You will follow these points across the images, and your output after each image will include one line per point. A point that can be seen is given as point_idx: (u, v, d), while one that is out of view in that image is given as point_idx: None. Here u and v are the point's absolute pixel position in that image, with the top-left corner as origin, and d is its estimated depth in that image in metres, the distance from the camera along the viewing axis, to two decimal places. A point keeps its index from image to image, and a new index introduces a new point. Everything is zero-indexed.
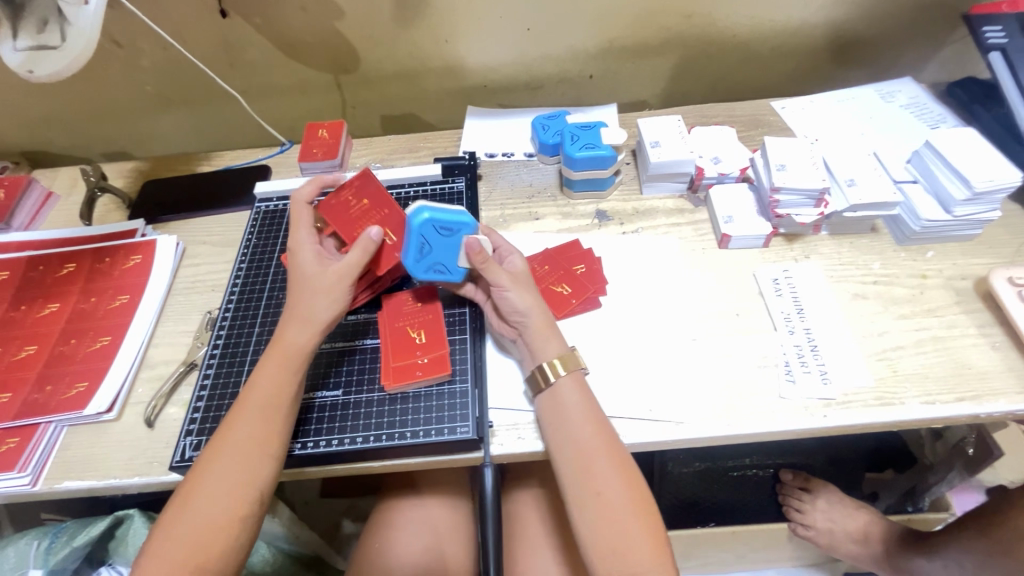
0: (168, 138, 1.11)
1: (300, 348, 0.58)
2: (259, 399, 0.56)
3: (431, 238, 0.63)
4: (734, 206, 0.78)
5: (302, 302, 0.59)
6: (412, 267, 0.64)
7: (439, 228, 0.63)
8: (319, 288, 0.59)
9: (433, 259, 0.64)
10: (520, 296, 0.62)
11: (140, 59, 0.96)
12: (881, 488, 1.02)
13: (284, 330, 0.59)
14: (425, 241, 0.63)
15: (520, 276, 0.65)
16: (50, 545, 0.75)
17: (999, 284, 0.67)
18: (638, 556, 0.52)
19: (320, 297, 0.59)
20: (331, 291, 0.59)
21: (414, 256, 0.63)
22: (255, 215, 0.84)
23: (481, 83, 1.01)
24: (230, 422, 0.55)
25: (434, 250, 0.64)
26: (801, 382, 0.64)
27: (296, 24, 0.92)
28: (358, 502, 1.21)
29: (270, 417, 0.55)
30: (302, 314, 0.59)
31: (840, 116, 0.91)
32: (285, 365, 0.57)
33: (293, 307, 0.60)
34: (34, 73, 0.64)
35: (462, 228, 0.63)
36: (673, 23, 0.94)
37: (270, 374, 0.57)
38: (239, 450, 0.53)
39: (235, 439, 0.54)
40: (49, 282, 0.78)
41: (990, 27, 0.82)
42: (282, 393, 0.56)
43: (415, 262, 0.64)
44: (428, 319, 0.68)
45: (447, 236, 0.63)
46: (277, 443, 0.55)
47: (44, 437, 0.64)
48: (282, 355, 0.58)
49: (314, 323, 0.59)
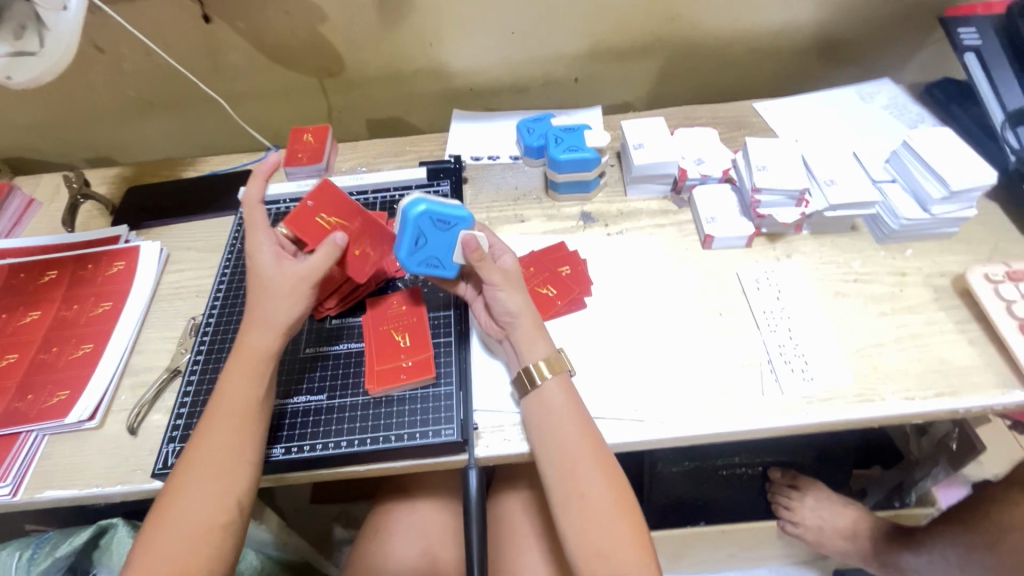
0: (153, 144, 1.10)
1: (267, 349, 0.58)
2: (229, 405, 0.55)
3: (427, 231, 0.62)
4: (717, 206, 0.79)
5: (260, 302, 0.59)
6: (404, 260, 0.62)
7: (435, 221, 0.62)
8: (282, 291, 0.59)
9: (427, 254, 0.63)
10: (511, 297, 0.63)
11: (122, 63, 0.95)
12: (869, 484, 1.05)
13: (246, 336, 0.58)
14: (421, 233, 0.62)
15: (513, 275, 0.65)
16: (32, 556, 0.74)
17: (976, 281, 0.68)
18: (621, 556, 0.53)
19: (280, 299, 0.59)
20: (288, 294, 0.59)
21: (408, 250, 0.62)
22: (240, 219, 0.83)
23: (465, 85, 1.01)
24: (202, 431, 0.55)
25: (428, 244, 0.63)
26: (784, 379, 0.64)
27: (279, 29, 0.92)
28: (351, 508, 1.20)
29: (244, 422, 0.55)
30: (266, 317, 0.59)
31: (821, 116, 0.92)
32: (251, 369, 0.57)
33: (254, 310, 0.59)
34: (12, 79, 0.64)
35: (459, 222, 0.63)
36: (655, 25, 0.94)
37: (238, 380, 0.57)
38: (219, 458, 0.53)
39: (211, 446, 0.53)
40: (31, 289, 0.77)
41: (965, 29, 0.84)
42: (251, 397, 0.56)
43: (409, 254, 0.62)
44: (413, 323, 0.68)
45: (442, 229, 0.63)
46: (251, 447, 0.55)
47: (26, 446, 0.63)
48: (249, 359, 0.57)
49: (276, 324, 0.59)
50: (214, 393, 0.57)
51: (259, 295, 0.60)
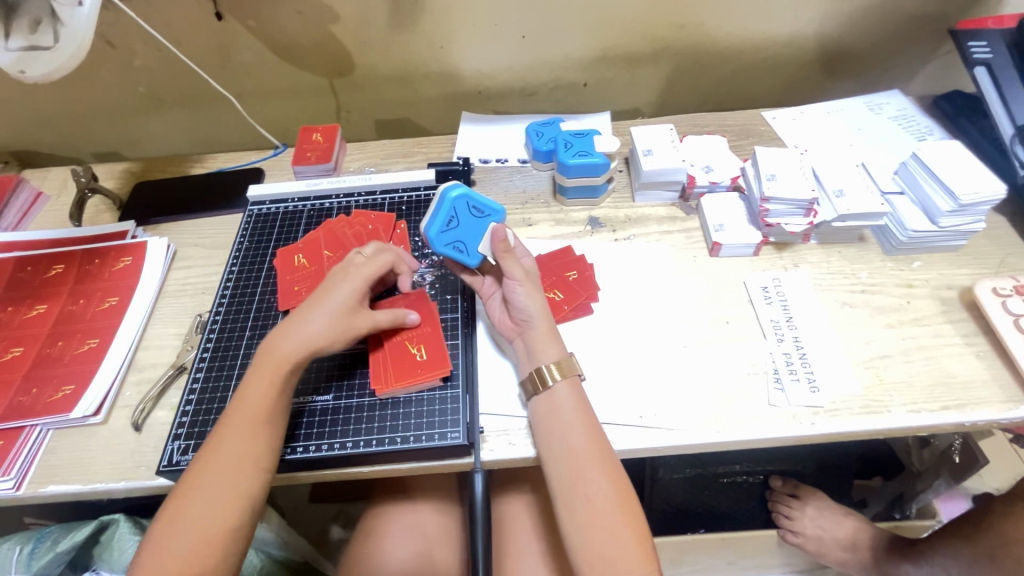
0: (161, 139, 1.10)
1: (289, 359, 0.58)
2: (249, 410, 0.55)
3: (461, 214, 0.65)
4: (725, 214, 0.79)
5: (317, 315, 0.60)
6: (433, 237, 0.64)
7: (472, 208, 0.66)
8: (339, 318, 0.61)
9: (456, 235, 0.65)
10: (530, 295, 0.63)
11: (134, 60, 0.95)
12: (869, 495, 1.04)
13: (274, 341, 0.59)
14: (455, 215, 0.65)
15: (533, 276, 0.66)
16: (33, 549, 0.74)
17: (983, 294, 0.68)
18: (626, 564, 0.53)
19: (330, 323, 0.60)
20: (336, 319, 0.61)
21: (440, 226, 0.64)
22: (249, 217, 0.84)
23: (475, 88, 1.01)
24: (218, 433, 0.55)
25: (459, 226, 0.65)
26: (791, 390, 0.64)
27: (291, 28, 0.92)
28: (348, 507, 1.20)
29: (259, 427, 0.55)
30: (304, 327, 0.59)
31: (829, 126, 0.93)
32: (273, 376, 0.57)
33: (298, 321, 0.60)
34: (26, 73, 0.65)
35: (491, 214, 0.66)
36: (665, 33, 0.95)
37: (256, 386, 0.57)
38: (231, 461, 0.53)
39: (224, 449, 0.54)
40: (37, 283, 0.77)
41: (975, 42, 0.84)
42: (272, 404, 0.56)
43: (438, 232, 0.65)
44: (427, 333, 0.67)
45: (476, 217, 0.66)
46: (265, 452, 0.55)
47: (30, 440, 0.63)
48: (271, 366, 0.58)
49: (308, 343, 0.59)
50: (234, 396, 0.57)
51: (310, 306, 0.61)
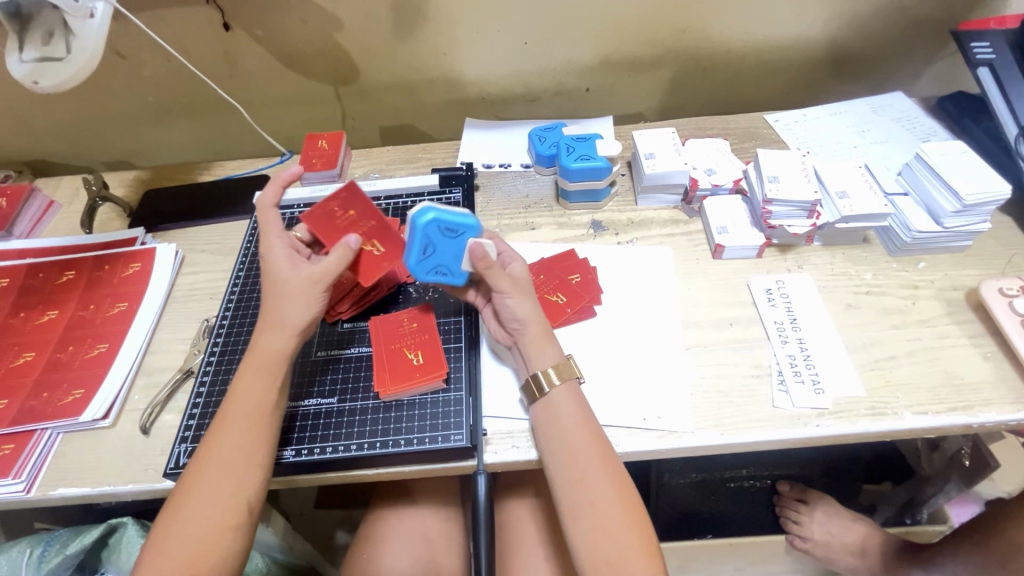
0: (170, 148, 1.12)
1: (280, 353, 0.58)
2: (243, 408, 0.56)
3: (435, 239, 0.62)
4: (728, 216, 0.79)
5: (275, 305, 0.60)
6: (413, 268, 0.63)
7: (445, 229, 0.61)
8: (296, 293, 0.59)
9: (436, 261, 0.64)
10: (519, 305, 0.63)
11: (143, 69, 0.97)
12: (880, 500, 1.03)
13: (258, 338, 0.59)
14: (429, 241, 0.62)
15: (522, 283, 0.65)
16: (43, 553, 0.75)
17: (989, 295, 0.68)
18: (631, 566, 0.52)
19: (295, 302, 0.59)
20: (299, 296, 0.59)
21: (417, 257, 0.63)
22: (254, 223, 0.85)
23: (479, 94, 1.02)
24: (213, 432, 0.55)
25: (437, 252, 0.63)
26: (795, 392, 0.64)
27: (297, 37, 0.93)
28: (354, 513, 1.21)
29: (253, 426, 0.55)
30: (279, 319, 0.59)
31: (832, 128, 0.93)
32: (265, 373, 0.57)
33: (267, 314, 0.60)
34: (39, 84, 0.66)
35: (467, 230, 0.62)
36: (667, 37, 0.95)
37: (250, 384, 0.57)
38: (225, 461, 0.53)
39: (220, 448, 0.54)
40: (48, 289, 0.79)
41: (978, 43, 0.84)
42: (264, 401, 0.56)
43: (417, 262, 0.63)
44: (425, 339, 0.67)
45: (451, 237, 0.62)
46: (262, 449, 0.55)
47: (40, 444, 0.64)
48: (262, 363, 0.58)
49: (289, 327, 0.59)
50: (227, 396, 0.58)
51: (273, 297, 0.60)
